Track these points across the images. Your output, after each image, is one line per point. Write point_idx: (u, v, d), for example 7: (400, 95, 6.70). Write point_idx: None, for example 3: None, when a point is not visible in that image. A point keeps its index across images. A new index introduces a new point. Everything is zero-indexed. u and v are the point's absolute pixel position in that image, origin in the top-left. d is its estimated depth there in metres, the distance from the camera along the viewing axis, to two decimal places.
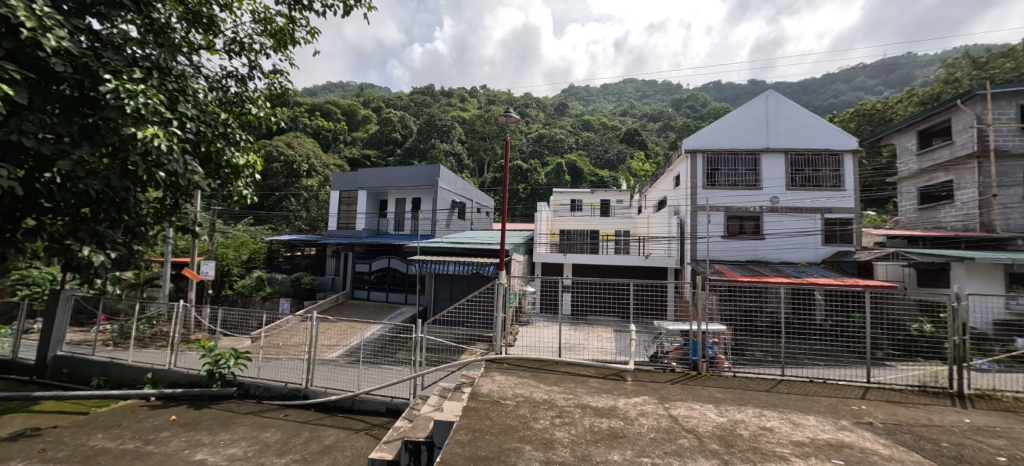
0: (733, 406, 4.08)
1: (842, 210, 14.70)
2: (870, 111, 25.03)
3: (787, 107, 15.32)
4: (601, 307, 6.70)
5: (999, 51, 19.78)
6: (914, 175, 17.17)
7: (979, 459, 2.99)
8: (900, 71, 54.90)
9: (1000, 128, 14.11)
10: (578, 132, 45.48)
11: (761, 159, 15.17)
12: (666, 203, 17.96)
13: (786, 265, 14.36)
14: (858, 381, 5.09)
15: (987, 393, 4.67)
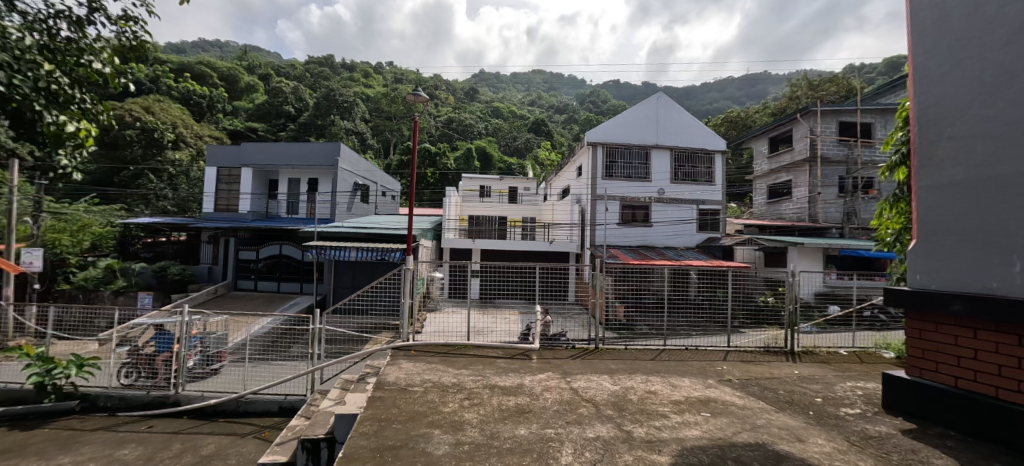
0: (625, 374, 4.56)
1: (713, 202, 17.11)
2: (736, 118, 29.37)
3: (673, 109, 17.12)
4: (510, 290, 6.88)
5: (826, 77, 24.62)
6: (766, 175, 20.69)
7: (802, 401, 3.80)
8: (759, 86, 65.16)
9: (825, 139, 17.66)
10: (488, 118, 45.75)
11: (652, 154, 16.93)
12: (570, 192, 19.08)
13: (668, 250, 16.39)
14: (719, 346, 5.99)
15: (809, 350, 5.91)
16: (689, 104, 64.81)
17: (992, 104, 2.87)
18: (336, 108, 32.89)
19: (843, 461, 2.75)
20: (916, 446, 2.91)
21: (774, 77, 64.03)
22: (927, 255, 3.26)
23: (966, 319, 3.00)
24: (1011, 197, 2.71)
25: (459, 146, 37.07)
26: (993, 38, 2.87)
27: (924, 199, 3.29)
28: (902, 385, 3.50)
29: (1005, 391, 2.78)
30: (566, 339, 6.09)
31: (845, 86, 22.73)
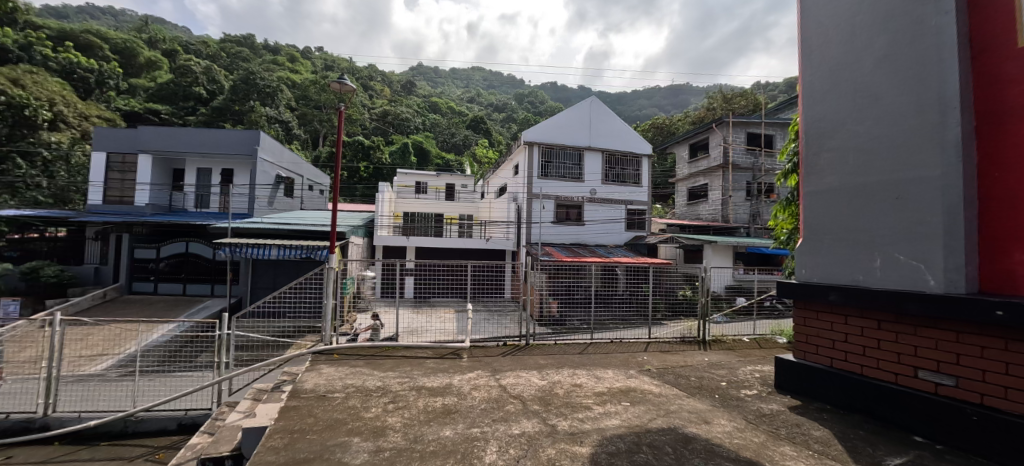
0: (553, 369, 4.66)
1: (640, 203, 18.24)
2: (661, 125, 31.68)
3: (605, 113, 17.99)
4: (443, 288, 6.75)
5: (737, 92, 27.39)
6: (686, 178, 22.54)
7: (710, 385, 4.15)
8: (682, 97, 70.92)
9: (736, 147, 19.60)
10: (426, 113, 44.88)
11: (585, 156, 17.65)
12: (507, 190, 19.26)
13: (599, 247, 17.18)
14: (641, 338, 6.31)
15: (718, 338, 6.48)
16: (621, 109, 68.68)
17: (861, 120, 3.33)
18: (257, 93, 30.23)
19: (742, 439, 3.04)
20: (800, 420, 3.29)
21: (694, 89, 70.06)
22: (809, 251, 3.69)
23: (839, 307, 3.48)
24: (876, 203, 3.17)
25: (396, 141, 35.88)
26: (865, 65, 3.33)
27: (809, 203, 3.71)
28: (787, 367, 3.94)
29: (868, 369, 3.28)
30: (497, 336, 6.09)
31: (752, 101, 25.46)
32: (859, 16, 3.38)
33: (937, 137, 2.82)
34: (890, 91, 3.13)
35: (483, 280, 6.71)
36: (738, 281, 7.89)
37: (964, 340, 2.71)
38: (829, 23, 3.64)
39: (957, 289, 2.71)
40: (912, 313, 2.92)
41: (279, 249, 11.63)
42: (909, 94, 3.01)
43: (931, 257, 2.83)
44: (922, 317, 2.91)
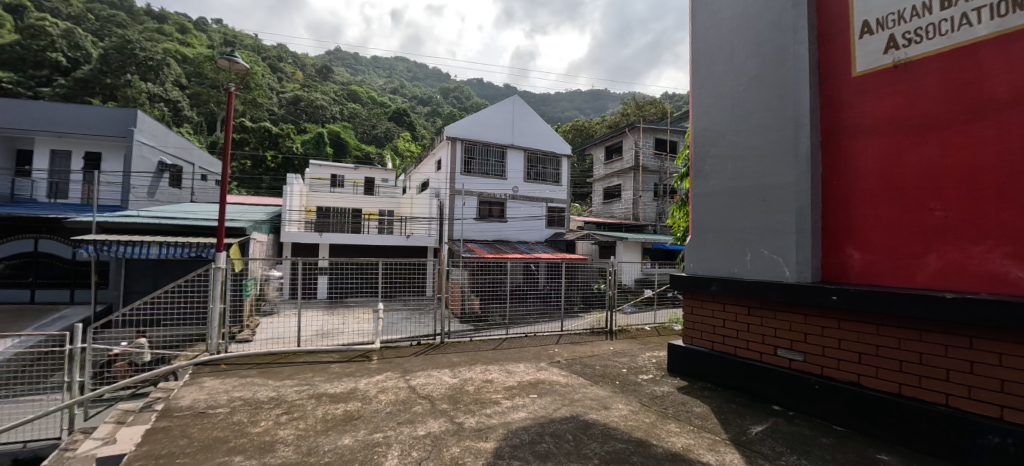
0: (466, 366, 4.65)
1: (560, 201, 19.02)
2: (580, 127, 33.51)
3: (527, 113, 18.50)
4: (357, 288, 6.44)
5: (647, 100, 29.89)
6: (602, 179, 24.11)
7: (612, 372, 4.44)
8: (602, 102, 75.60)
9: (645, 151, 21.41)
10: (345, 102, 42.46)
11: (507, 153, 17.98)
12: (429, 185, 18.93)
13: (521, 244, 17.59)
14: (555, 330, 6.58)
15: (624, 328, 6.99)
16: (546, 110, 71.30)
17: (738, 131, 3.75)
18: (135, 64, 26.79)
19: (636, 420, 3.29)
20: (686, 399, 3.64)
21: (612, 95, 75.16)
22: (696, 247, 4.08)
23: (719, 296, 3.91)
24: (747, 205, 3.61)
25: (309, 129, 33.43)
26: (740, 83, 3.76)
27: (697, 203, 4.09)
28: (676, 352, 4.31)
29: (741, 349, 3.74)
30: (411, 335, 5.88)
31: (660, 110, 27.98)
32: (737, 39, 3.82)
33: (793, 149, 3.30)
34: (760, 106, 3.58)
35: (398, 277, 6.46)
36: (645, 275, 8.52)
37: (811, 321, 3.27)
38: (713, 43, 4.05)
39: (806, 279, 3.23)
40: (773, 300, 3.42)
41: (161, 246, 10.08)
42: (775, 112, 3.47)
43: (787, 252, 3.31)
44: (781, 303, 3.42)
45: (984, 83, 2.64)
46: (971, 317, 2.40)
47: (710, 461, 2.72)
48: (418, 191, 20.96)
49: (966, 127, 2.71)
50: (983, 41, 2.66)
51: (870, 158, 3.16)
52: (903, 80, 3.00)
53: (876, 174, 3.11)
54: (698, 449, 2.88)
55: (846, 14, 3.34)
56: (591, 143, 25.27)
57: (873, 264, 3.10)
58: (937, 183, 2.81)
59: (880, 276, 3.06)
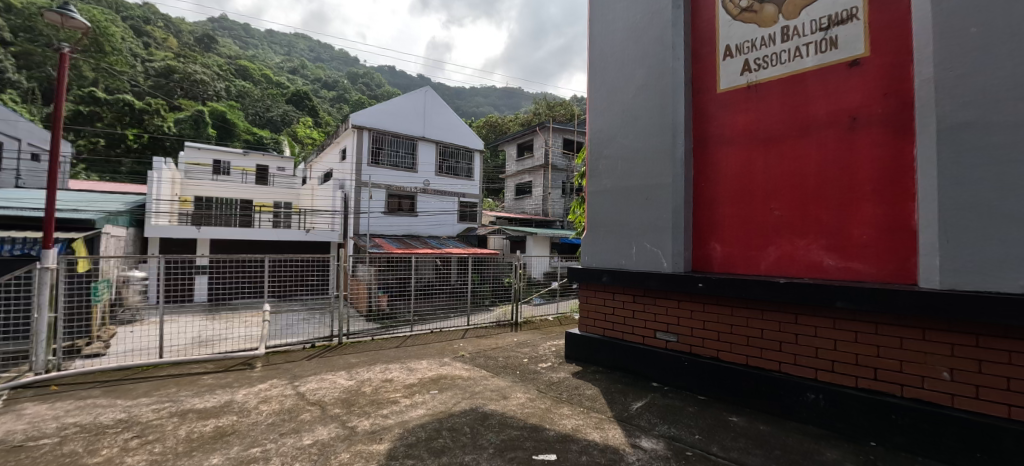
0: (364, 366, 4.45)
1: (472, 196, 19.53)
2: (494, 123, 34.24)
3: (439, 105, 18.43)
4: (245, 288, 5.81)
5: (557, 102, 31.63)
6: (515, 175, 25.17)
7: (514, 362, 4.61)
8: (517, 99, 77.90)
9: (554, 151, 22.71)
10: (233, 78, 37.75)
11: (419, 145, 17.66)
12: (332, 176, 17.83)
13: (432, 239, 17.44)
14: (461, 324, 6.66)
15: (529, 319, 7.31)
16: (462, 103, 71.32)
17: (626, 135, 4.09)
18: None
19: (532, 407, 3.45)
20: (579, 383, 3.92)
21: (527, 94, 77.95)
22: (591, 241, 4.36)
23: (609, 286, 4.24)
24: (634, 203, 3.96)
25: (187, 107, 29.08)
26: (630, 90, 4.09)
27: (592, 200, 4.37)
28: (572, 340, 4.59)
29: (627, 334, 4.11)
30: (303, 338, 5.46)
31: (568, 111, 29.78)
32: (628, 50, 4.14)
33: (671, 154, 3.71)
34: (645, 113, 3.94)
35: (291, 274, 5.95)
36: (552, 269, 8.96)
37: (683, 306, 3.72)
38: (607, 51, 4.34)
39: (678, 269, 3.66)
40: (653, 289, 3.81)
41: None
42: (657, 119, 3.85)
43: (665, 246, 3.71)
44: (659, 290, 3.83)
45: (809, 106, 3.23)
46: (795, 298, 3.01)
47: (596, 438, 2.95)
48: (320, 182, 19.69)
49: (796, 141, 3.28)
50: (809, 72, 3.24)
51: (729, 164, 3.65)
52: (754, 99, 3.53)
53: (733, 177, 3.62)
54: (586, 428, 3.10)
55: (713, 36, 3.80)
56: (503, 140, 26.20)
57: (730, 255, 3.61)
58: (775, 187, 3.37)
59: (734, 265, 3.57)
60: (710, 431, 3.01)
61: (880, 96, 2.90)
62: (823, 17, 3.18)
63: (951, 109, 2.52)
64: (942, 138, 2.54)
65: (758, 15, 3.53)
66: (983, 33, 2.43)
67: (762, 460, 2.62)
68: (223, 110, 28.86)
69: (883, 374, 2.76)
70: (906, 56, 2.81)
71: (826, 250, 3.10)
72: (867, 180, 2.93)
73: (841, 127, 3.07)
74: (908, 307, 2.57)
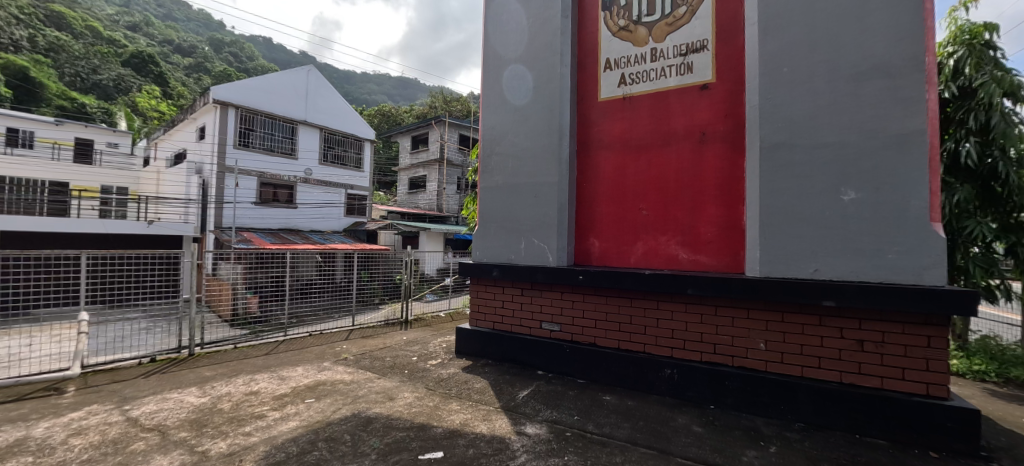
0: (223, 379, 3.90)
1: (361, 189, 18.88)
2: (388, 113, 33.06)
3: (325, 88, 17.27)
4: (52, 292, 4.59)
5: (453, 98, 31.99)
6: (408, 168, 25.23)
7: (402, 361, 4.49)
8: (413, 90, 76.10)
9: (450, 145, 23.54)
10: (36, 22, 29.41)
11: (299, 130, 16.36)
12: (186, 157, 15.43)
13: (314, 234, 16.24)
14: (346, 325, 6.35)
15: (419, 317, 7.27)
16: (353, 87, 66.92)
17: (518, 134, 4.23)
18: None
19: (420, 406, 3.38)
20: (468, 377, 3.98)
21: (425, 87, 76.91)
22: (482, 236, 4.43)
23: (499, 281, 4.36)
24: (524, 200, 4.12)
25: None
26: (522, 91, 4.23)
27: (484, 197, 4.43)
28: (461, 335, 4.62)
29: (515, 326, 4.28)
30: (141, 350, 4.57)
31: (464, 107, 31.06)
32: (521, 52, 4.27)
33: (558, 155, 3.96)
34: (535, 114, 4.12)
35: (124, 276, 4.93)
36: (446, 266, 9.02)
37: (565, 297, 3.99)
38: (500, 51, 4.42)
39: (562, 263, 3.93)
40: (540, 282, 4.02)
41: None
42: (546, 121, 4.06)
43: (551, 241, 3.96)
44: (545, 283, 4.05)
45: (670, 120, 3.70)
46: (655, 287, 3.45)
47: (484, 430, 3.00)
48: (169, 166, 16.85)
49: (660, 150, 3.74)
50: (670, 90, 3.72)
51: (607, 167, 4.01)
52: (629, 110, 3.92)
53: (610, 180, 3.99)
54: (474, 421, 3.13)
55: (596, 49, 4.12)
56: (395, 131, 25.96)
57: (605, 250, 3.98)
58: (644, 189, 3.79)
59: (609, 259, 3.94)
60: (586, 411, 3.28)
61: (722, 117, 3.47)
62: (682, 44, 3.68)
63: (770, 132, 3.13)
64: (764, 156, 3.14)
65: (632, 35, 3.92)
66: (792, 74, 3.07)
67: (628, 432, 2.95)
68: (24, 65, 22.83)
69: (720, 348, 3.31)
70: (741, 86, 3.41)
71: (680, 246, 3.61)
72: (710, 187, 3.49)
73: (694, 140, 3.59)
74: (736, 291, 3.13)
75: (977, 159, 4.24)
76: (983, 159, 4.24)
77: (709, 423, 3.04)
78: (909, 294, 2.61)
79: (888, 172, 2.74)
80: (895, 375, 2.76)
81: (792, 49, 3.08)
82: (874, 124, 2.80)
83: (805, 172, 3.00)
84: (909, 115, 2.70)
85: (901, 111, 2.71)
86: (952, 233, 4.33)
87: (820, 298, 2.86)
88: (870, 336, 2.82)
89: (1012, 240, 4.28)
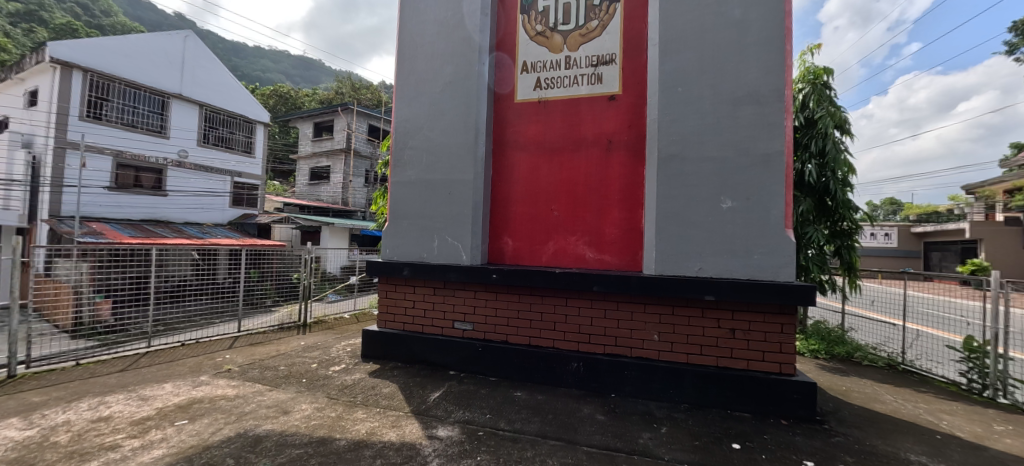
0: (57, 406, 3.13)
1: (250, 176, 17.54)
2: (285, 95, 30.10)
3: (205, 59, 15.74)
4: None
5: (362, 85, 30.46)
6: (308, 157, 23.47)
7: (299, 370, 4.08)
8: (317, 72, 70.42)
9: (357, 135, 22.71)
10: None
11: (171, 104, 14.51)
12: (10, 125, 12.59)
13: (189, 226, 14.63)
14: (229, 332, 5.72)
15: (319, 319, 6.77)
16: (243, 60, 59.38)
17: (434, 129, 4.12)
18: None
19: (320, 418, 3.08)
20: (375, 382, 3.75)
21: (331, 71, 71.68)
22: (392, 234, 4.23)
23: (410, 280, 4.19)
24: (438, 198, 4.03)
25: None
26: (441, 86, 4.12)
27: (395, 192, 4.24)
28: (367, 337, 4.34)
29: (426, 327, 4.15)
30: None
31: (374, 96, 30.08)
32: (439, 46, 4.17)
33: (473, 154, 3.94)
34: (452, 111, 4.05)
35: None
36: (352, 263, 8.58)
37: (478, 296, 3.97)
38: (417, 41, 4.26)
39: (476, 262, 3.92)
40: (453, 280, 3.95)
41: None
42: (462, 118, 4.01)
43: (465, 239, 3.92)
44: (458, 282, 3.99)
45: (581, 126, 3.90)
46: (563, 284, 3.60)
47: (392, 437, 2.82)
48: None
49: (571, 154, 3.91)
50: (582, 98, 3.92)
51: (522, 168, 4.09)
52: (543, 113, 4.05)
53: (524, 180, 4.08)
54: (382, 429, 2.95)
55: (514, 51, 4.18)
56: (296, 116, 23.94)
57: (518, 249, 4.06)
58: (555, 191, 3.95)
59: (522, 257, 4.03)
60: (498, 409, 3.29)
61: (626, 127, 3.76)
62: (593, 56, 3.90)
63: (666, 144, 3.45)
64: (660, 165, 3.46)
65: (548, 41, 4.05)
66: (685, 93, 3.42)
67: (538, 426, 3.03)
68: None
69: (621, 341, 3.57)
70: (642, 100, 3.73)
71: (587, 246, 3.81)
72: (614, 191, 3.75)
73: (601, 147, 3.82)
74: (634, 288, 3.40)
75: (816, 177, 5.20)
76: (820, 177, 5.23)
77: (611, 411, 3.25)
78: (769, 288, 3.07)
79: (756, 184, 3.21)
80: (757, 357, 3.23)
81: (685, 71, 3.43)
82: (747, 143, 3.25)
83: (694, 181, 3.37)
84: (772, 137, 3.19)
85: (767, 133, 3.20)
86: (798, 238, 5.23)
87: (702, 293, 3.24)
88: (739, 325, 3.27)
89: (836, 244, 5.33)
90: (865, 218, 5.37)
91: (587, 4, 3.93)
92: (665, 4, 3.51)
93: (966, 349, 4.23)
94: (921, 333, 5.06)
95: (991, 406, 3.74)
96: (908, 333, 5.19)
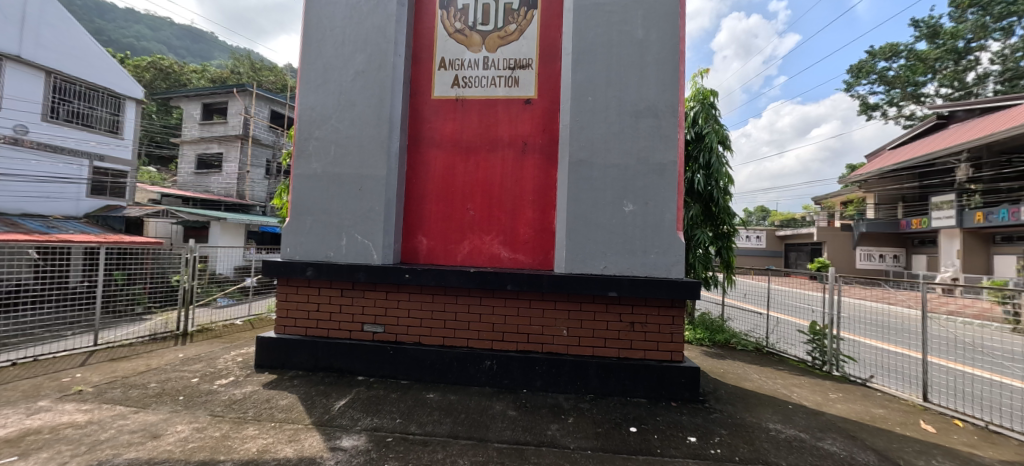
0: None
1: (118, 161, 15.13)
2: (167, 69, 26.00)
3: (55, 18, 13.20)
4: None
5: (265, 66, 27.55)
6: (195, 142, 20.63)
7: (175, 387, 3.53)
8: (207, 44, 61.75)
9: (257, 122, 20.55)
10: None
11: (5, 68, 11.74)
12: None
13: (28, 219, 12.10)
14: (83, 346, 4.75)
15: (204, 327, 5.97)
16: (108, 19, 49.65)
17: (344, 120, 3.87)
18: None
19: (200, 440, 2.70)
20: (269, 395, 3.40)
21: (227, 47, 63.50)
22: (293, 231, 3.89)
23: (313, 281, 3.89)
24: (347, 194, 3.82)
25: None
26: (351, 76, 3.89)
27: (298, 185, 3.91)
28: (262, 345, 3.96)
29: (332, 331, 3.89)
30: None
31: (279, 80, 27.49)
32: (351, 32, 3.92)
33: (387, 148, 3.79)
34: (364, 102, 3.85)
35: None
36: (242, 266, 7.88)
37: (390, 296, 3.82)
38: (326, 25, 3.97)
39: (386, 262, 3.76)
40: (361, 281, 3.74)
41: None
42: (375, 110, 3.83)
43: (376, 238, 3.76)
44: (368, 283, 3.80)
45: (498, 127, 3.95)
46: (478, 283, 3.62)
47: (288, 453, 2.58)
48: None
49: (487, 154, 3.95)
50: (498, 100, 3.98)
51: (437, 167, 4.03)
52: (460, 112, 4.03)
53: (439, 179, 4.02)
54: (277, 445, 2.69)
55: (432, 46, 4.10)
56: (179, 94, 20.85)
57: (433, 248, 3.98)
58: (471, 190, 3.95)
59: (436, 257, 3.97)
60: (409, 412, 3.20)
61: (540, 131, 3.90)
62: (510, 59, 3.98)
63: (576, 150, 3.64)
64: (571, 169, 3.64)
65: (467, 39, 4.05)
66: (594, 102, 3.65)
67: (449, 426, 3.00)
68: None
69: (532, 337, 3.69)
70: (555, 106, 3.91)
71: (501, 245, 3.88)
72: (528, 193, 3.87)
73: (516, 149, 3.92)
74: (545, 285, 3.54)
75: (703, 186, 5.88)
76: (706, 186, 5.94)
77: (521, 406, 3.35)
78: (663, 284, 3.42)
79: (652, 190, 3.54)
80: (653, 347, 3.57)
81: (595, 82, 3.66)
82: (646, 153, 3.57)
83: (599, 186, 3.61)
84: (667, 148, 3.55)
85: (663, 145, 3.55)
86: (688, 240, 5.88)
87: (606, 290, 3.49)
88: (637, 318, 3.57)
89: (718, 245, 6.09)
90: (741, 222, 6.22)
91: (506, 7, 4.00)
92: (578, 16, 3.70)
93: (812, 332, 5.12)
94: (779, 320, 5.95)
95: (828, 379, 4.58)
96: (770, 320, 6.10)
